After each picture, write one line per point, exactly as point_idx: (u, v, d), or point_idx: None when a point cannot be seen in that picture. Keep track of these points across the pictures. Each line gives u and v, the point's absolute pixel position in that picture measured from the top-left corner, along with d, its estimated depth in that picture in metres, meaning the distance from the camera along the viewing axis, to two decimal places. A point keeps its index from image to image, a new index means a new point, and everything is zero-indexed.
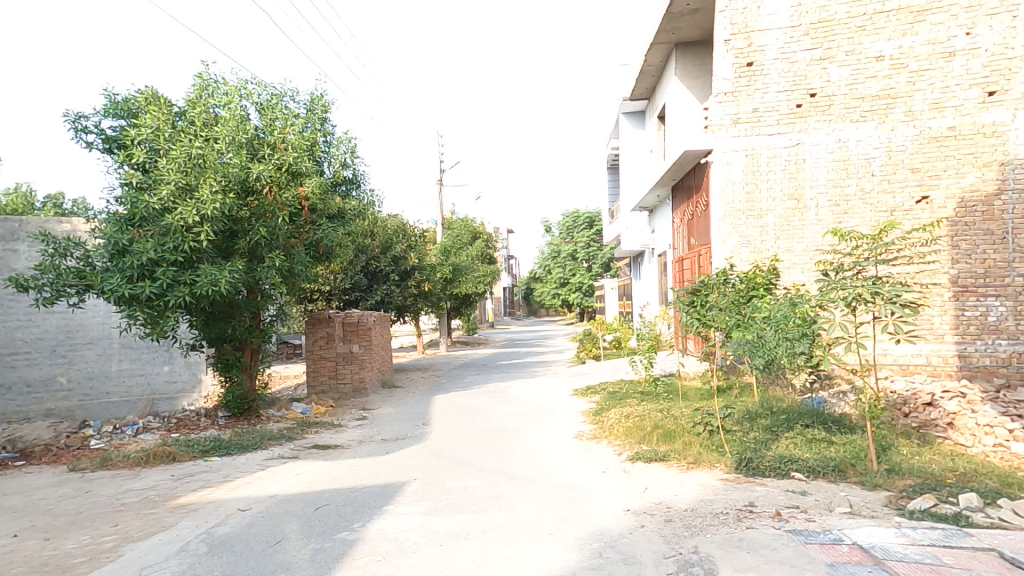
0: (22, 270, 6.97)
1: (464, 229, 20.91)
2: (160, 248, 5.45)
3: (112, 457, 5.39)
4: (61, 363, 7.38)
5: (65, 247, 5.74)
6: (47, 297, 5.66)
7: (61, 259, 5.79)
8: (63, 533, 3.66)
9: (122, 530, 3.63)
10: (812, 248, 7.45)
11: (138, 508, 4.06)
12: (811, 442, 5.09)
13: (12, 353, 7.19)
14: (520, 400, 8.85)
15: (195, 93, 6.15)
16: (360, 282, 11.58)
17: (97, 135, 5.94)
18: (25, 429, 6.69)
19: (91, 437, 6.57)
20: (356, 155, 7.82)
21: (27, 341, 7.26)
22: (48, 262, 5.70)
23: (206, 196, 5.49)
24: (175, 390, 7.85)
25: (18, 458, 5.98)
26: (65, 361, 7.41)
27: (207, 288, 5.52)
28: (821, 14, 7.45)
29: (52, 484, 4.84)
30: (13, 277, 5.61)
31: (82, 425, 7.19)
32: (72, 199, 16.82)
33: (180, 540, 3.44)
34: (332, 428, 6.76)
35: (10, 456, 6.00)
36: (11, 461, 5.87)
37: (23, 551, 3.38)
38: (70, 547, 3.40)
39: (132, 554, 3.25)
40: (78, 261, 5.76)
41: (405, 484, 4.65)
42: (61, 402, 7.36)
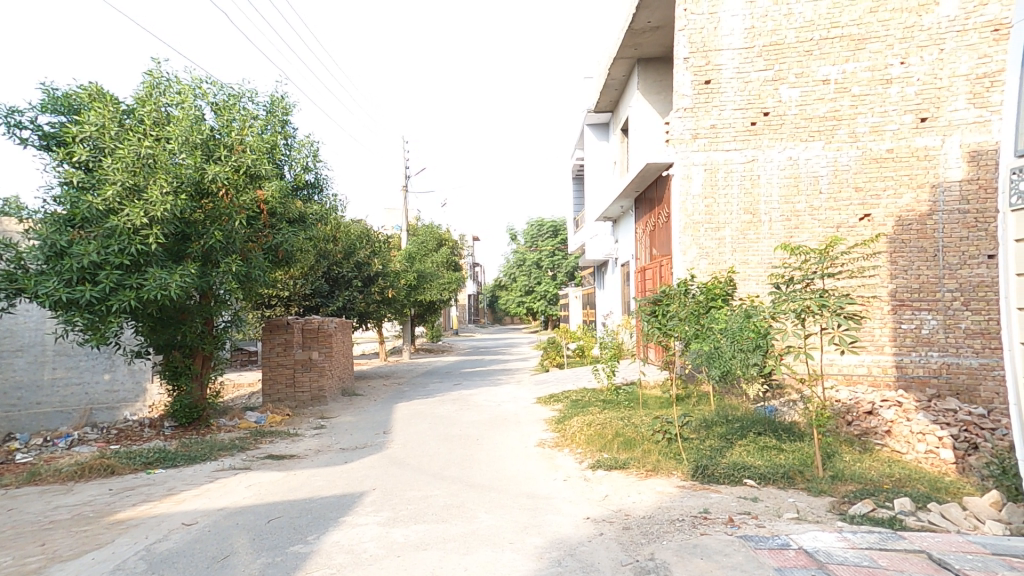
0: None
1: (430, 236, 20.83)
2: (104, 250, 5.22)
3: (42, 471, 5.11)
4: None
5: None
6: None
7: None
8: None
9: (51, 550, 3.44)
10: (765, 261, 7.73)
11: (71, 525, 3.86)
12: (762, 450, 5.25)
13: None
14: (483, 408, 8.83)
15: (144, 90, 5.95)
16: (321, 287, 11.36)
17: (33, 131, 5.66)
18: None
19: (18, 450, 6.25)
20: (318, 159, 7.70)
21: None
22: None
23: (156, 197, 5.32)
24: (117, 400, 7.55)
25: None
26: None
27: (156, 293, 5.33)
28: (773, 38, 7.77)
29: None
30: None
31: (8, 438, 6.84)
32: None
33: (116, 559, 3.28)
34: (288, 438, 6.59)
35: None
36: None
37: None
38: None
39: None
40: (9, 263, 5.44)
41: (363, 494, 4.57)
42: None
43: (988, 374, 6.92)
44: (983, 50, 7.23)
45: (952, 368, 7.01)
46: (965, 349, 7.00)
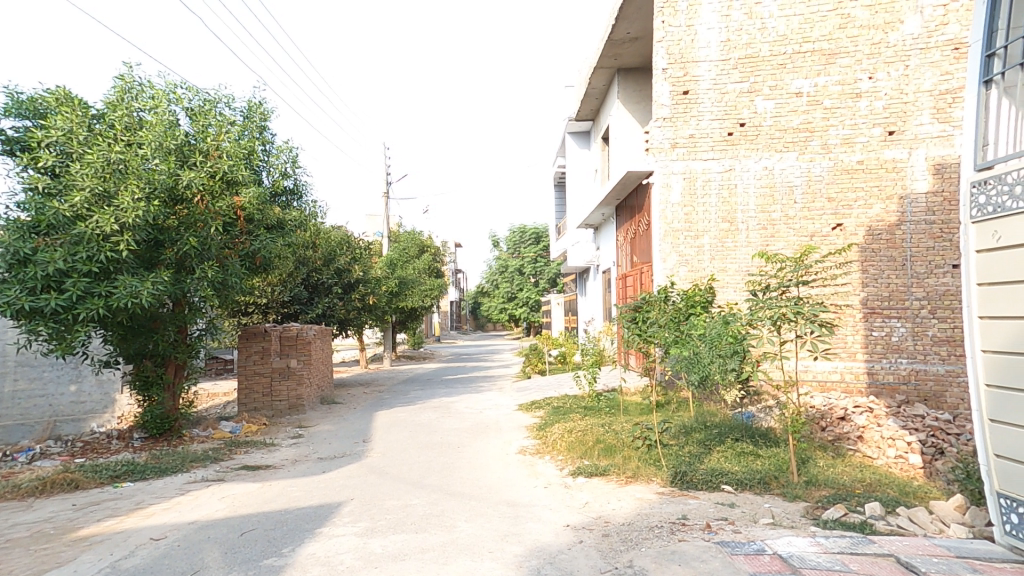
0: None
1: (411, 242, 20.74)
2: (71, 257, 5.08)
3: (2, 486, 4.94)
4: None
5: None
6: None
7: None
8: None
9: (9, 569, 3.32)
10: (743, 269, 7.86)
11: (32, 542, 3.73)
12: (739, 456, 5.31)
13: None
14: (464, 415, 8.78)
15: (115, 94, 5.84)
16: (300, 294, 11.23)
17: None
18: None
19: None
20: (297, 165, 7.63)
21: None
22: None
23: (127, 203, 5.21)
24: (83, 411, 7.37)
25: None
26: None
27: (126, 301, 5.22)
28: (747, 51, 7.94)
29: None
30: None
31: None
32: None
33: None
34: (263, 448, 6.47)
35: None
36: None
37: None
38: None
39: None
40: None
41: (341, 504, 4.51)
42: None
43: (954, 380, 7.12)
44: (945, 67, 7.49)
45: (921, 374, 7.19)
46: (932, 356, 7.19)
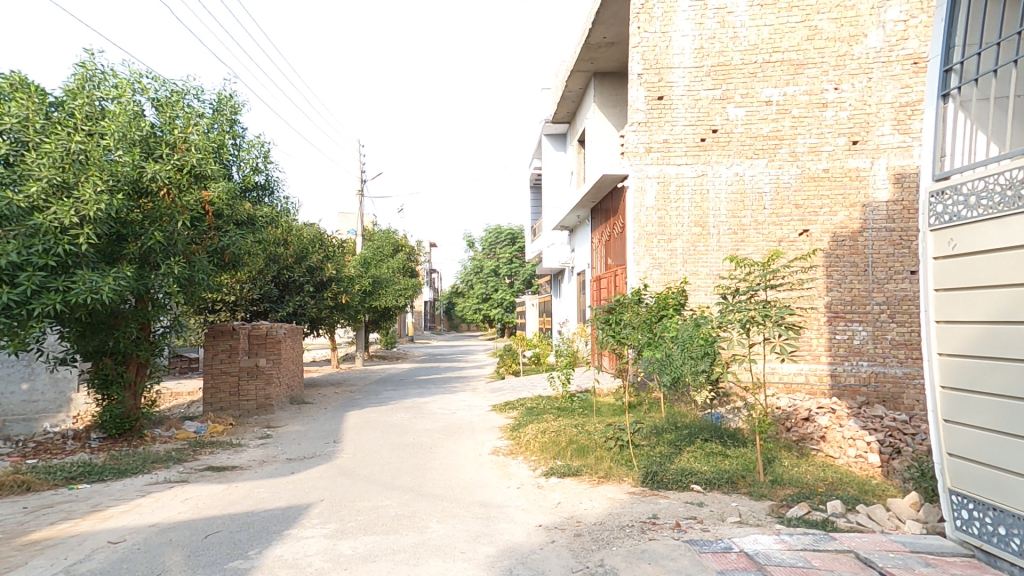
0: None
1: (386, 241, 20.57)
2: (27, 250, 4.86)
3: None
4: None
5: None
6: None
7: None
8: None
9: None
10: (714, 273, 8.01)
11: None
12: (708, 456, 5.40)
13: None
14: (437, 416, 8.73)
15: (75, 82, 5.63)
16: (270, 292, 10.99)
17: None
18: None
19: None
20: (269, 160, 7.48)
21: None
22: None
23: (88, 195, 5.05)
24: (36, 411, 7.10)
25: None
26: None
27: (86, 296, 5.03)
28: (720, 59, 8.09)
29: None
30: None
31: None
32: None
33: None
34: (229, 449, 6.31)
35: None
36: None
37: None
38: None
39: None
40: None
41: (310, 505, 4.43)
42: None
43: (911, 382, 7.40)
44: (906, 80, 7.78)
45: (880, 376, 7.44)
46: (891, 359, 7.45)
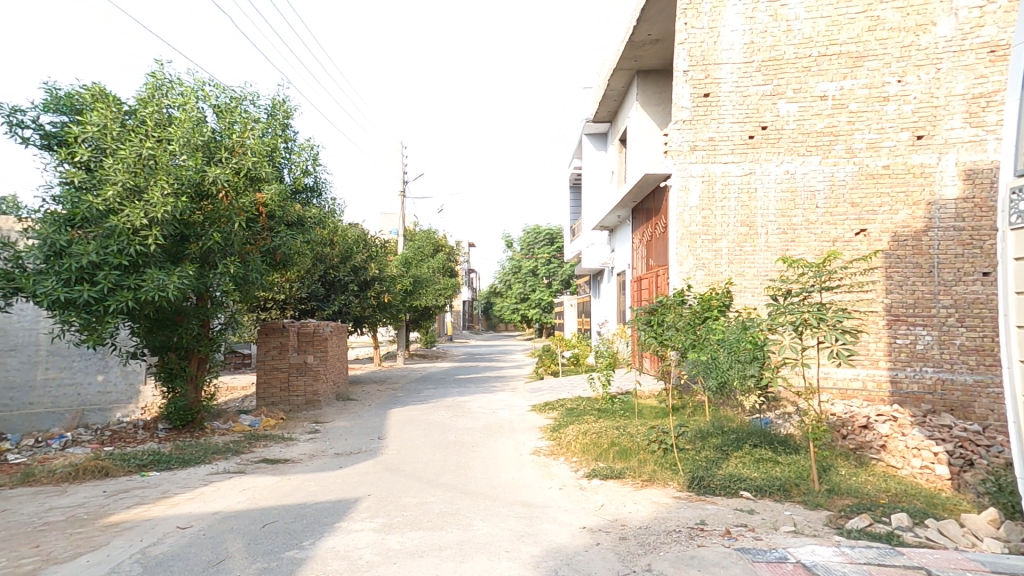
0: None
1: (427, 241, 20.88)
2: (103, 250, 5.20)
3: (38, 472, 5.09)
4: None
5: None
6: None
7: None
8: None
9: (46, 551, 3.42)
10: (762, 274, 7.79)
11: (65, 527, 3.81)
12: (758, 462, 5.26)
13: None
14: (478, 414, 8.82)
15: (146, 92, 5.95)
16: (317, 291, 11.33)
17: (36, 131, 5.72)
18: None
19: (11, 451, 6.27)
20: (317, 162, 7.70)
21: None
22: None
23: (157, 199, 5.32)
24: (109, 401, 7.55)
25: None
26: None
27: (154, 294, 5.32)
28: (771, 53, 7.86)
29: None
30: None
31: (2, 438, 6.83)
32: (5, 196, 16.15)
33: (112, 561, 3.27)
34: (282, 442, 6.54)
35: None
36: None
37: None
38: None
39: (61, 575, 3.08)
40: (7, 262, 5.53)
41: (358, 500, 4.55)
42: None
43: (981, 390, 6.99)
44: (979, 70, 7.33)
45: (947, 384, 7.06)
46: (959, 365, 7.07)
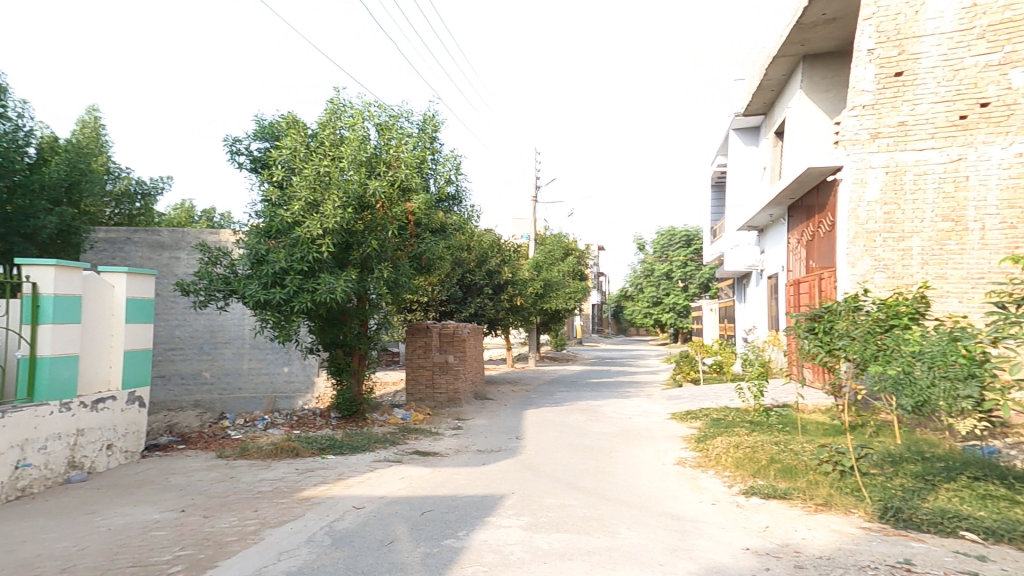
0: (182, 273, 9.20)
1: (557, 244, 21.01)
2: (290, 258, 6.02)
3: (251, 448, 6.04)
4: (206, 358, 8.58)
5: (217, 255, 6.63)
6: (202, 301, 6.57)
7: (213, 266, 6.68)
8: (218, 512, 4.26)
9: (262, 516, 4.08)
10: (973, 276, 6.63)
11: (273, 497, 4.53)
12: (983, 499, 4.41)
13: (171, 348, 8.53)
14: (612, 420, 8.61)
15: (325, 116, 6.69)
16: (456, 294, 11.93)
17: (248, 156, 6.80)
18: (180, 417, 7.94)
19: (230, 428, 7.50)
20: (459, 172, 8.03)
21: (182, 338, 8.56)
22: (204, 268, 6.60)
23: (329, 211, 5.96)
24: (293, 390, 8.73)
25: (179, 442, 6.93)
26: (208, 357, 8.60)
27: (326, 296, 5.96)
28: (1004, 15, 6.68)
29: (205, 467, 5.61)
30: (179, 282, 6.55)
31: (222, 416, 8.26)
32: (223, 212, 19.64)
33: (307, 531, 3.71)
34: (431, 436, 6.94)
35: (173, 438, 7.02)
36: (175, 443, 6.84)
37: (188, 527, 3.94)
38: (223, 527, 3.92)
39: (271, 540, 3.59)
40: (226, 269, 6.63)
41: (504, 497, 4.64)
42: (205, 394, 8.56)
43: None
44: None
45: None
46: None
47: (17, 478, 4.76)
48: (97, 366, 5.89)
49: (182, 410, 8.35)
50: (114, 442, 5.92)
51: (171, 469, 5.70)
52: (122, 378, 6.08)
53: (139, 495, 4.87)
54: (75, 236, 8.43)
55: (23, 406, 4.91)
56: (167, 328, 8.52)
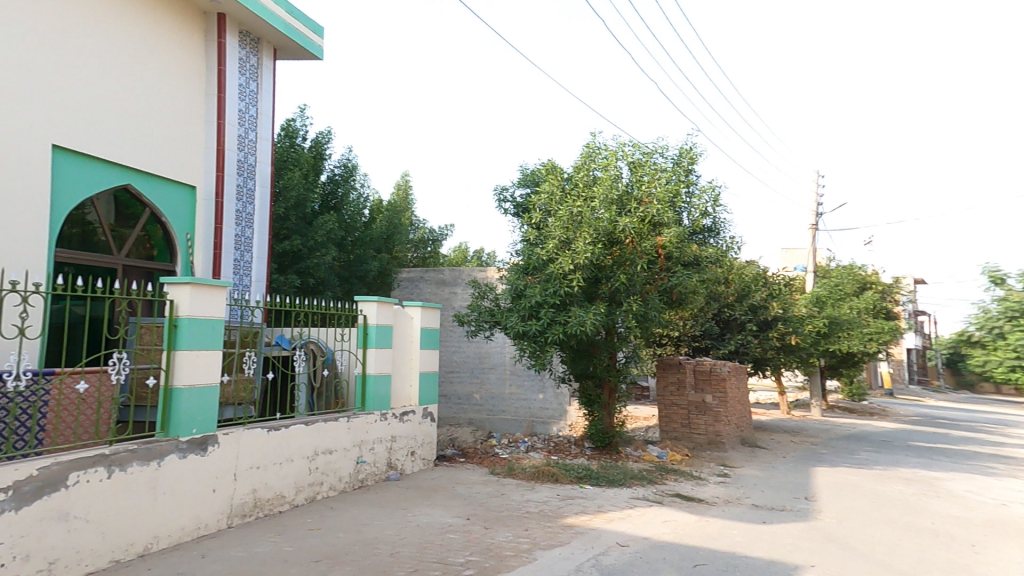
0: (460, 305, 10.72)
1: (848, 277, 18.05)
2: (544, 292, 6.60)
3: (516, 468, 6.61)
4: (476, 381, 9.79)
5: (483, 290, 7.56)
6: (472, 330, 7.52)
7: (481, 299, 7.65)
8: (496, 525, 4.73)
9: (533, 536, 4.41)
10: None
11: (540, 519, 4.85)
12: None
13: (450, 370, 9.96)
14: (976, 505, 6.56)
15: (581, 160, 7.15)
16: (711, 329, 11.27)
17: (512, 203, 7.71)
18: (458, 432, 9.31)
19: (497, 446, 8.40)
20: (717, 204, 7.66)
21: (457, 361, 9.94)
22: (473, 301, 7.62)
23: (579, 248, 6.36)
24: (547, 416, 9.42)
25: (460, 454, 8.01)
26: (478, 380, 9.80)
27: (576, 328, 6.34)
28: None
29: (480, 481, 6.36)
30: (457, 314, 7.61)
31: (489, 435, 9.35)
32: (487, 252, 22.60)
33: (576, 560, 3.87)
34: (692, 480, 6.59)
35: (455, 451, 8.17)
36: (457, 456, 7.93)
37: (474, 534, 4.50)
38: (501, 540, 4.34)
39: (545, 561, 3.85)
40: (490, 302, 7.50)
41: (796, 567, 4.06)
42: (477, 413, 9.74)
43: None
44: None
45: None
46: None
47: (359, 471, 6.27)
48: (402, 385, 7.17)
49: (459, 427, 9.65)
50: (416, 450, 7.17)
51: (456, 479, 6.60)
52: (420, 396, 7.30)
53: (436, 498, 5.73)
54: (389, 278, 10.89)
55: (359, 415, 6.37)
56: (448, 353, 9.99)
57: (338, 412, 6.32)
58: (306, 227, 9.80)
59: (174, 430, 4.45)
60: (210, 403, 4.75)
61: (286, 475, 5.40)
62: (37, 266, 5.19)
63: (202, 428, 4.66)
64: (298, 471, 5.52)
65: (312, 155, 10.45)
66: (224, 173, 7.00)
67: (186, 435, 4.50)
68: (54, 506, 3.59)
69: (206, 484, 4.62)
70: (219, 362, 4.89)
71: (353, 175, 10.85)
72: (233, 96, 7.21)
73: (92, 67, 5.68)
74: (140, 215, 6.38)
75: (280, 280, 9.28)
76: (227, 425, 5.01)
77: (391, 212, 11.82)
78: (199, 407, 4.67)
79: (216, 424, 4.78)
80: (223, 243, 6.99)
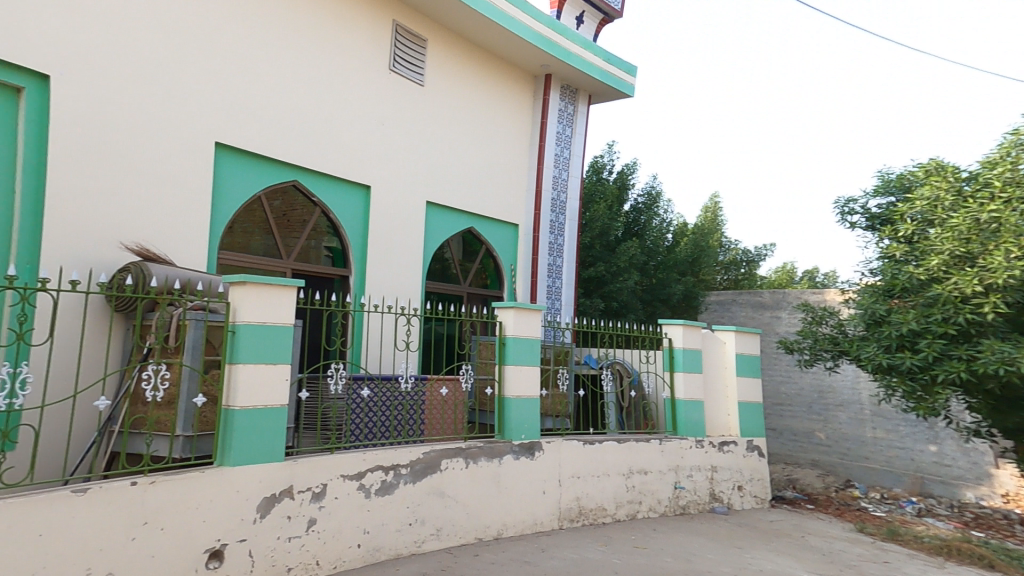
0: (784, 331, 9.63)
1: None
2: (927, 319, 5.83)
3: (900, 534, 5.99)
4: (818, 419, 9.06)
5: (822, 315, 7.17)
6: (807, 359, 7.19)
7: (818, 325, 7.25)
8: None
9: None
10: None
11: None
12: None
13: (779, 404, 9.46)
14: None
15: (998, 151, 5.78)
16: None
17: (865, 214, 6.87)
18: (799, 474, 8.88)
19: (865, 500, 7.85)
20: None
21: (789, 394, 9.38)
22: (809, 328, 7.27)
23: (1000, 263, 5.31)
24: (950, 476, 7.86)
25: (806, 501, 7.61)
26: (821, 418, 9.03)
27: (993, 366, 5.36)
28: None
29: (848, 539, 5.94)
30: (784, 341, 7.45)
31: (848, 484, 8.54)
32: (821, 274, 19.70)
33: None
34: None
35: (800, 495, 7.87)
36: (803, 501, 7.57)
37: None
38: None
39: None
40: (832, 329, 7.06)
41: None
42: (823, 455, 8.98)
43: None
44: None
45: None
46: None
47: (678, 496, 6.40)
48: (719, 411, 6.95)
49: (799, 466, 9.10)
50: (745, 484, 6.91)
51: (805, 528, 6.27)
52: (739, 423, 6.95)
53: (782, 544, 5.59)
54: (695, 301, 10.53)
55: (672, 439, 6.45)
56: (775, 385, 9.50)
57: (648, 433, 6.53)
58: (609, 254, 10.24)
59: (508, 434, 5.43)
60: (533, 414, 5.60)
61: (607, 489, 5.91)
62: (415, 293, 7.29)
63: (528, 433, 5.56)
64: (616, 485, 5.98)
65: (614, 185, 10.85)
66: (539, 210, 8.75)
67: (518, 439, 5.43)
68: (439, 480, 4.85)
69: (538, 485, 5.47)
70: (537, 379, 5.69)
71: (656, 202, 10.90)
72: (555, 142, 8.96)
73: (455, 135, 7.85)
74: (480, 252, 8.39)
75: (586, 303, 9.92)
76: (549, 435, 5.83)
77: (697, 234, 11.22)
78: (526, 416, 5.55)
79: (539, 432, 5.61)
80: (536, 266, 8.65)
